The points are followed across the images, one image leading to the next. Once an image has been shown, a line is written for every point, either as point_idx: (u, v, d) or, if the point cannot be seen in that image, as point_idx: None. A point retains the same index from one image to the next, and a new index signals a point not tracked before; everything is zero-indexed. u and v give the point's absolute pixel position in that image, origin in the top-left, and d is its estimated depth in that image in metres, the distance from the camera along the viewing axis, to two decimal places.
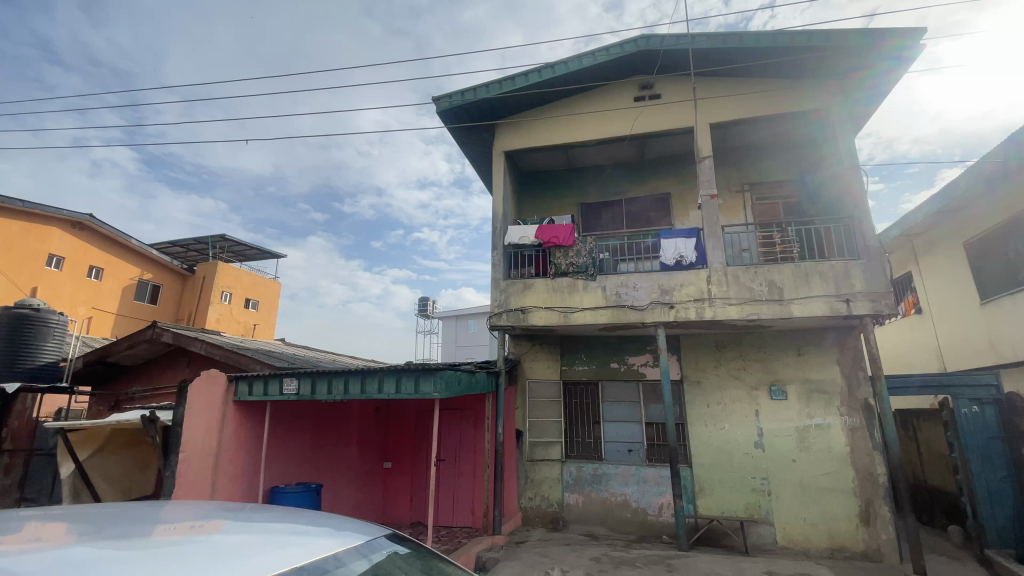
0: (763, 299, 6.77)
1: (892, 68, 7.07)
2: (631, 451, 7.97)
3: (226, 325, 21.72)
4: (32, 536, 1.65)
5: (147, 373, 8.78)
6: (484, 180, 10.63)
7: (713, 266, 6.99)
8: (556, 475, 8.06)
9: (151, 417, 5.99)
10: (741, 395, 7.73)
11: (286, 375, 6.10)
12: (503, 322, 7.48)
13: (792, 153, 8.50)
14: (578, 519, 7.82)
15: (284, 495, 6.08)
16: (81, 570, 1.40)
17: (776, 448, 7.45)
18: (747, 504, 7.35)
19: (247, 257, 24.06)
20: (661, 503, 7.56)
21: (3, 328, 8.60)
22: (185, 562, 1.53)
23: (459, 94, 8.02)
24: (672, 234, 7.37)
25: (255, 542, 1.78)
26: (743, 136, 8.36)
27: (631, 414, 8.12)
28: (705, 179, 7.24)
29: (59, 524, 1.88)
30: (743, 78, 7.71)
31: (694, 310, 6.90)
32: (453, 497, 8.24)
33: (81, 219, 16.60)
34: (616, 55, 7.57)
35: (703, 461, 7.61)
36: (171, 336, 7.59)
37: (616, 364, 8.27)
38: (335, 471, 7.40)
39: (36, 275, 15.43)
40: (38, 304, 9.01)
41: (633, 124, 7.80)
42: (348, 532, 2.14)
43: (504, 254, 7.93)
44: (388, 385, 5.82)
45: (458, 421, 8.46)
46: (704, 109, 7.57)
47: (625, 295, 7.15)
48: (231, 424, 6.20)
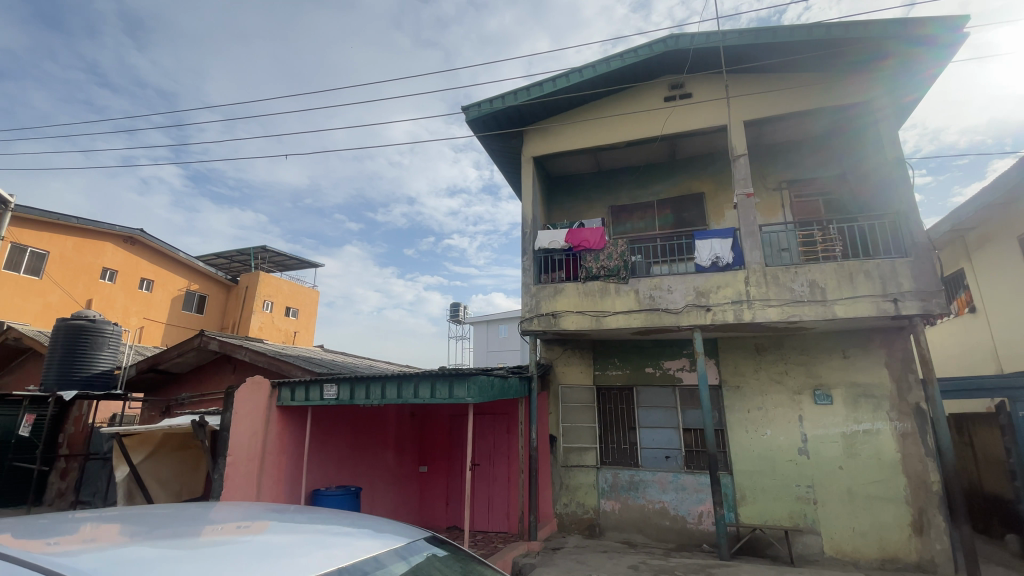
0: (804, 300, 6.54)
1: (923, 55, 6.82)
2: (668, 458, 7.80)
3: (268, 332, 22.49)
4: (89, 537, 1.75)
5: (194, 380, 9.18)
6: (514, 186, 10.69)
7: (750, 266, 6.79)
8: (591, 482, 7.97)
9: (200, 421, 6.26)
10: (783, 400, 7.47)
11: (325, 381, 6.25)
12: (534, 327, 7.47)
13: (831, 148, 8.20)
14: (614, 526, 7.70)
15: (324, 498, 6.23)
16: (134, 569, 1.47)
17: (822, 455, 7.15)
18: (791, 513, 7.08)
19: (286, 267, 24.86)
20: (701, 510, 7.37)
21: (63, 339, 9.12)
22: (228, 561, 1.57)
23: (488, 102, 8.10)
24: (708, 234, 7.21)
25: (297, 543, 1.83)
26: (777, 133, 8.13)
27: (667, 420, 7.97)
28: (741, 178, 7.08)
29: (113, 523, 1.98)
30: (777, 73, 7.50)
31: (732, 312, 6.72)
32: (489, 502, 8.25)
33: (132, 234, 17.55)
34: (644, 56, 7.50)
35: (744, 468, 7.38)
36: (217, 344, 7.90)
37: (651, 368, 8.14)
38: (372, 475, 7.53)
39: (91, 288, 16.37)
40: (93, 316, 9.54)
41: (663, 125, 7.69)
42: (387, 533, 2.17)
43: (534, 259, 7.92)
44: (423, 390, 5.90)
45: (492, 426, 8.48)
46: (737, 107, 7.40)
47: (659, 297, 7.03)
48: (275, 429, 6.40)
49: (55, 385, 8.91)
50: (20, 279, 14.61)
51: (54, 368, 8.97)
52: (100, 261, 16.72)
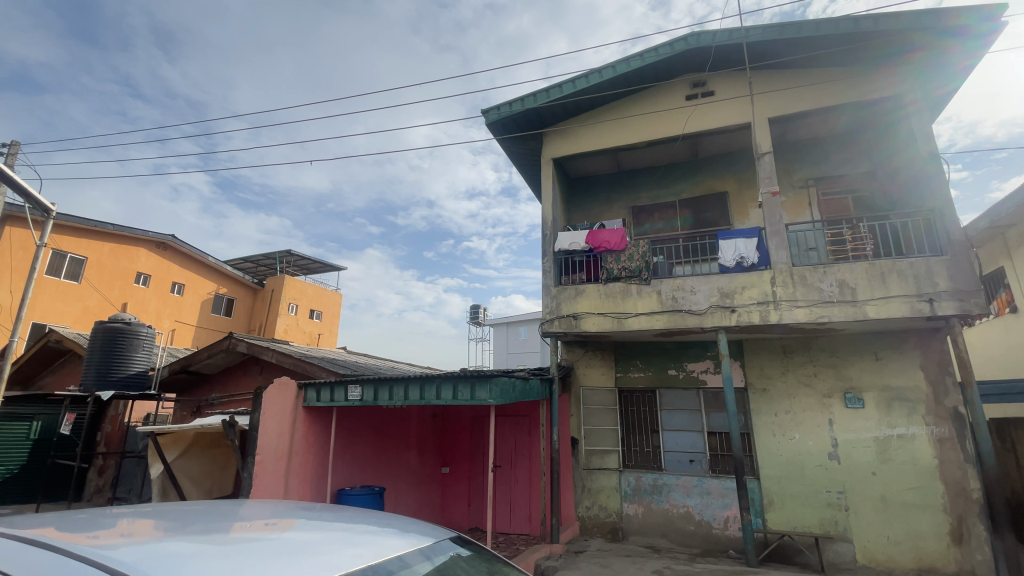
0: (833, 301, 6.37)
1: (954, 46, 6.64)
2: (693, 462, 7.69)
3: (294, 334, 22.94)
4: (125, 532, 1.81)
5: (223, 381, 9.41)
6: (533, 187, 10.69)
7: (777, 266, 6.65)
8: (613, 485, 7.90)
9: (231, 421, 6.44)
10: (812, 403, 7.28)
11: (349, 382, 6.34)
12: (555, 329, 7.44)
13: (860, 144, 7.98)
14: (638, 530, 7.61)
15: (349, 497, 6.31)
16: (167, 563, 1.51)
17: (854, 460, 6.95)
18: (821, 520, 6.89)
19: (311, 270, 25.33)
20: (727, 516, 7.23)
21: (101, 341, 9.46)
22: (258, 558, 1.60)
23: (507, 105, 8.14)
24: (732, 234, 7.09)
25: (324, 541, 1.85)
26: (805, 129, 7.94)
27: (691, 423, 7.85)
28: (766, 177, 6.95)
29: (148, 519, 2.04)
30: (804, 68, 7.33)
31: (758, 313, 6.58)
32: (510, 504, 8.25)
33: (165, 240, 18.15)
34: (665, 54, 7.43)
35: (772, 473, 7.21)
36: (245, 346, 8.09)
37: (674, 371, 8.02)
38: (396, 476, 7.61)
39: (126, 292, 16.97)
40: (129, 318, 9.89)
41: (686, 123, 7.59)
42: (413, 533, 2.19)
43: (554, 260, 7.91)
44: (446, 391, 5.92)
45: (514, 428, 8.48)
46: (762, 104, 7.25)
47: (682, 298, 6.93)
48: (302, 429, 6.51)
49: (93, 386, 9.24)
50: (61, 283, 15.25)
51: (92, 369, 9.32)
52: (135, 266, 17.34)
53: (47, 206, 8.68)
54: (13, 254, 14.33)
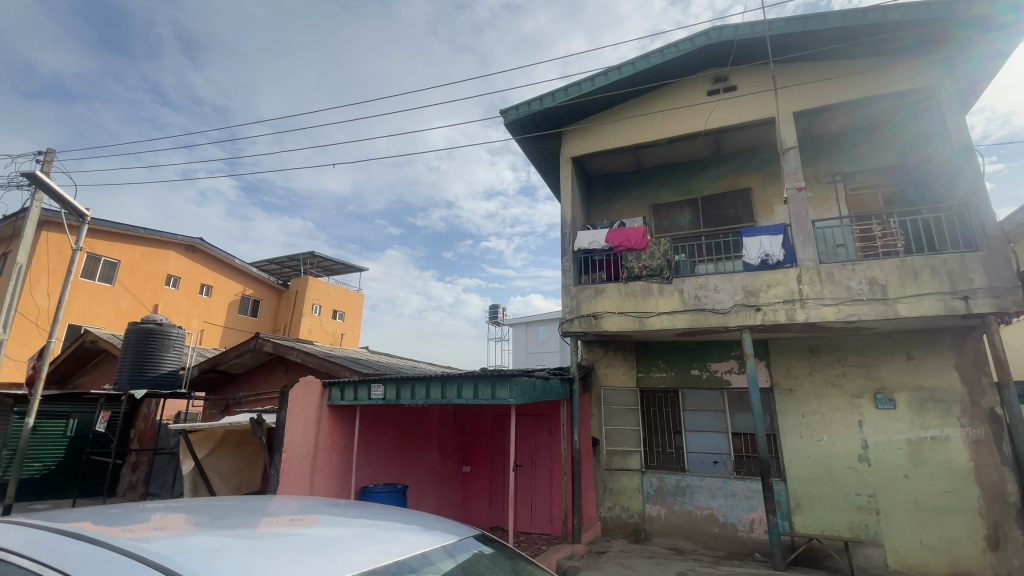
0: (863, 298, 6.19)
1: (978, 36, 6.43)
2: (717, 463, 7.57)
3: (317, 334, 23.34)
4: (158, 525, 1.86)
5: (250, 380, 9.63)
6: (552, 185, 10.66)
7: (803, 263, 6.50)
8: (635, 486, 7.83)
9: (258, 419, 6.59)
10: (841, 405, 7.09)
11: (372, 381, 6.41)
12: (575, 328, 7.41)
13: (888, 137, 7.75)
14: (660, 531, 7.53)
15: (373, 494, 6.38)
16: (199, 554, 1.55)
17: (885, 463, 6.75)
18: (851, 523, 6.71)
19: (333, 271, 25.74)
20: (752, 518, 7.10)
21: (134, 342, 9.77)
22: (284, 552, 1.63)
23: (526, 105, 8.14)
24: (756, 231, 6.95)
25: (349, 536, 1.87)
26: (830, 123, 7.74)
27: (715, 423, 7.73)
28: (791, 172, 6.80)
29: (180, 514, 2.10)
30: (829, 61, 7.15)
31: (784, 312, 6.44)
32: (532, 503, 8.25)
33: (193, 243, 18.68)
34: (686, 50, 7.33)
35: (799, 476, 7.05)
36: (272, 346, 8.27)
37: (697, 371, 7.90)
38: (418, 474, 7.68)
39: (157, 294, 17.50)
40: (161, 320, 10.20)
41: (707, 119, 7.48)
42: (437, 530, 2.20)
43: (574, 259, 7.87)
44: (467, 391, 5.95)
45: (534, 428, 8.49)
46: (785, 99, 7.09)
47: (704, 297, 6.83)
48: (327, 426, 6.63)
49: (127, 385, 9.54)
50: (96, 286, 15.81)
51: (126, 369, 9.62)
52: (165, 268, 17.89)
53: (82, 211, 9.00)
54: (51, 258, 14.93)
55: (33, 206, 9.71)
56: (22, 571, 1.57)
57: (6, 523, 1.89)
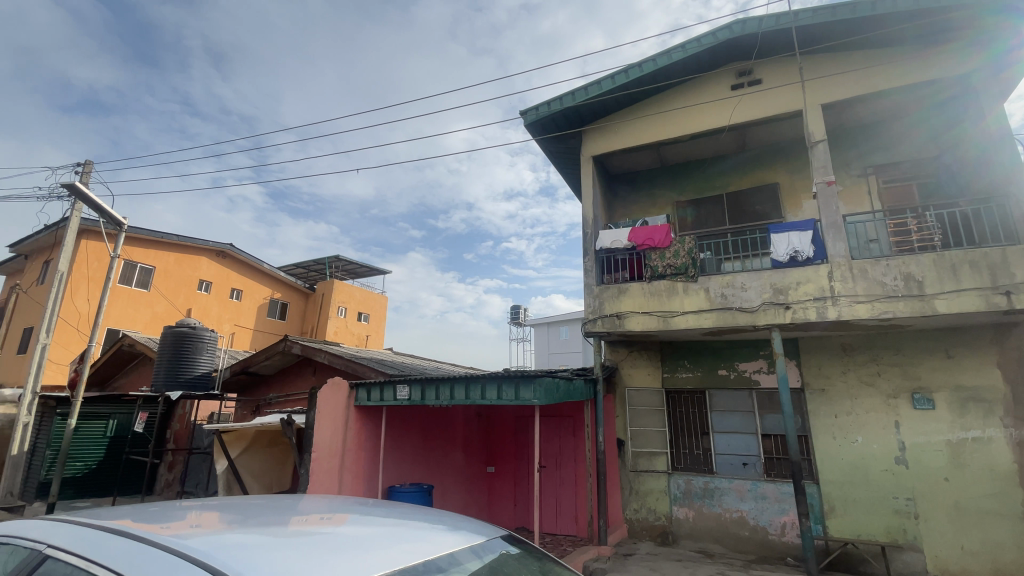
0: (898, 295, 5.98)
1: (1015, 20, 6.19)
2: (746, 465, 7.42)
3: (343, 337, 23.73)
4: (193, 523, 1.91)
5: (280, 382, 9.85)
6: (574, 185, 10.61)
7: (835, 259, 6.31)
8: (662, 488, 7.71)
9: (288, 419, 6.75)
10: (875, 405, 6.86)
11: (398, 382, 6.49)
12: (598, 329, 7.36)
13: (921, 128, 7.48)
14: (688, 535, 7.41)
15: (400, 494, 6.45)
16: (233, 551, 1.60)
17: (924, 465, 6.50)
18: (888, 528, 6.49)
19: (358, 274, 26.15)
20: (784, 522, 6.92)
21: (169, 345, 10.11)
22: (314, 550, 1.66)
23: (546, 105, 8.13)
24: (785, 227, 6.80)
25: (377, 536, 1.89)
26: (859, 115, 7.49)
27: (744, 424, 7.57)
28: (820, 166, 6.63)
29: (214, 512, 2.16)
30: (858, 50, 6.94)
31: (815, 310, 6.26)
32: (557, 504, 8.22)
33: (223, 249, 19.23)
34: (709, 44, 7.21)
35: (833, 478, 6.85)
36: (300, 348, 8.46)
37: (725, 371, 7.75)
38: (443, 474, 7.73)
39: (190, 298, 18.05)
40: (194, 323, 10.52)
41: (732, 114, 7.33)
42: (464, 530, 2.21)
43: (596, 259, 7.82)
44: (490, 391, 5.97)
45: (558, 429, 8.45)
46: (814, 90, 6.90)
47: (731, 295, 6.70)
48: (354, 426, 6.74)
49: (163, 386, 9.90)
50: (132, 291, 16.41)
51: (162, 371, 9.98)
52: (197, 274, 18.47)
53: (119, 219, 9.33)
54: (90, 265, 15.56)
55: (73, 216, 10.12)
56: (69, 567, 1.64)
57: (55, 519, 1.98)
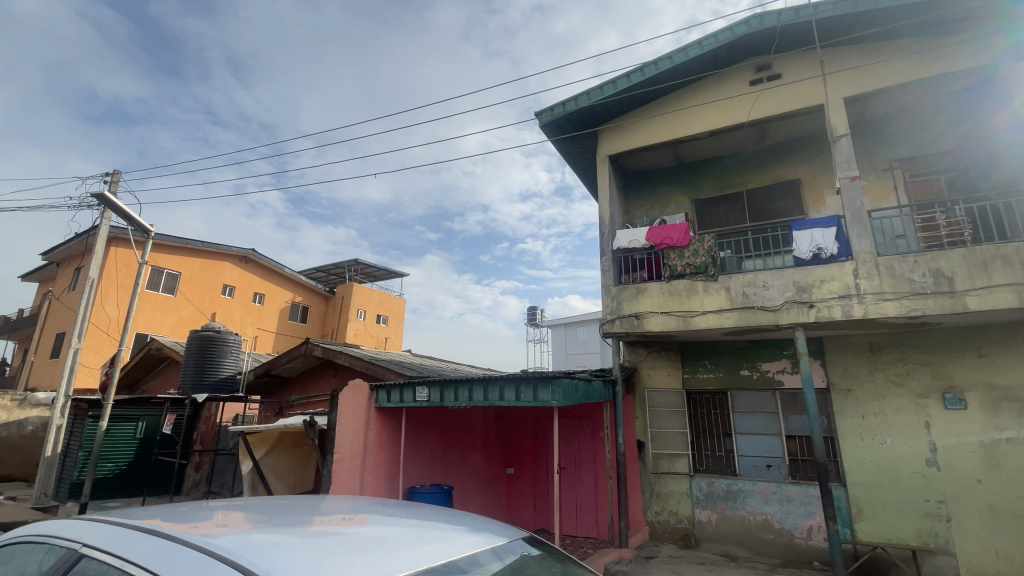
0: (927, 292, 5.80)
1: None
2: (771, 467, 7.28)
3: (363, 339, 23.99)
4: (219, 522, 1.95)
5: (302, 384, 10.00)
6: (590, 185, 10.57)
7: (860, 256, 6.16)
8: (684, 490, 7.62)
9: (310, 421, 6.85)
10: (904, 405, 6.67)
11: (417, 384, 6.54)
12: (616, 329, 7.31)
13: (948, 119, 7.26)
14: (711, 537, 7.30)
15: (420, 495, 6.49)
16: (259, 550, 1.63)
17: (956, 467, 6.30)
18: (919, 531, 6.31)
19: (376, 277, 26.42)
20: (810, 525, 6.77)
21: (195, 348, 10.35)
22: (337, 550, 1.69)
23: (561, 105, 8.12)
24: (807, 224, 6.68)
25: (397, 537, 1.90)
26: (884, 107, 7.29)
27: (768, 426, 7.43)
28: (843, 161, 6.48)
29: (240, 512, 2.20)
30: (880, 42, 6.77)
31: (840, 308, 6.11)
32: (576, 506, 8.18)
33: (246, 254, 19.63)
34: (726, 40, 7.12)
35: (860, 480, 6.68)
36: (321, 350, 8.60)
37: (747, 371, 7.62)
38: (462, 476, 7.75)
39: (214, 302, 18.48)
40: (218, 327, 10.77)
41: (751, 110, 7.22)
42: (485, 531, 2.22)
43: (613, 259, 7.76)
44: (509, 393, 5.97)
45: (577, 430, 8.41)
46: (836, 84, 6.75)
47: (753, 294, 6.59)
48: (375, 427, 6.81)
49: (189, 389, 10.14)
50: (159, 296, 16.86)
51: (188, 374, 10.22)
52: (221, 279, 18.89)
53: (146, 227, 9.59)
54: (119, 271, 16.06)
55: (102, 224, 10.45)
56: (104, 565, 1.69)
57: (89, 519, 2.04)
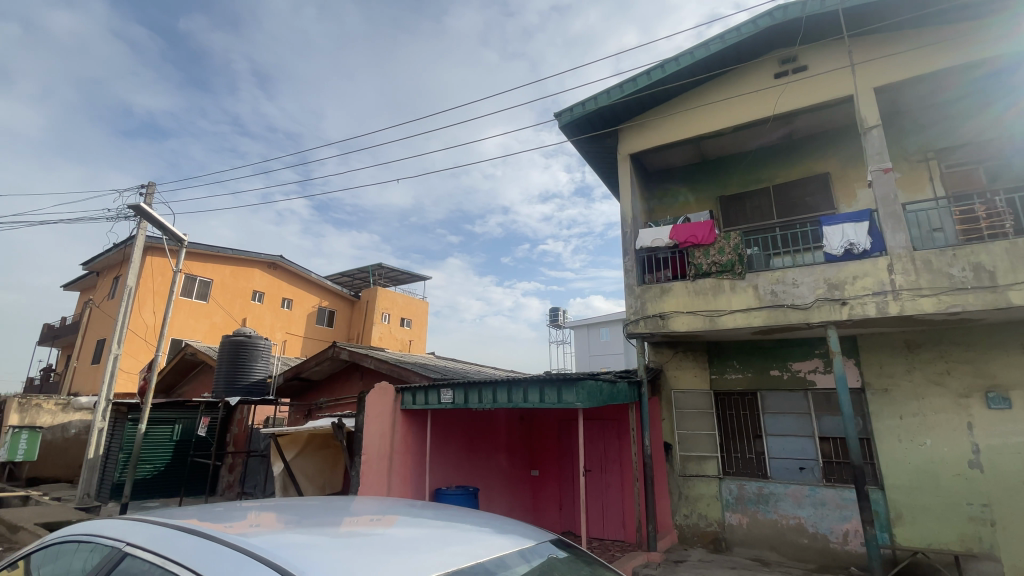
0: (967, 287, 5.57)
1: None
2: (803, 470, 7.09)
3: (388, 342, 24.31)
4: (252, 522, 2.00)
5: (330, 387, 10.18)
6: (611, 184, 10.49)
7: (894, 251, 5.96)
8: (713, 493, 7.47)
9: (338, 423, 6.97)
10: (944, 405, 6.41)
11: (441, 386, 6.59)
12: (641, 330, 7.22)
13: (985, 106, 6.96)
14: (743, 541, 7.15)
15: (446, 497, 6.53)
16: (292, 549, 1.67)
17: (1001, 469, 6.01)
18: (961, 536, 6.06)
19: (400, 281, 26.76)
20: (846, 529, 6.57)
21: (228, 353, 10.67)
22: (366, 551, 1.71)
23: (580, 105, 8.09)
24: (837, 219, 6.46)
25: (424, 538, 1.91)
26: (917, 96, 7.03)
27: (800, 427, 7.23)
28: (875, 153, 6.28)
29: (272, 512, 2.25)
30: (911, 29, 6.54)
31: (875, 305, 5.91)
32: (603, 509, 8.11)
33: (274, 260, 20.14)
34: (749, 33, 6.98)
35: (899, 483, 6.44)
36: (347, 354, 8.76)
37: (777, 371, 7.43)
38: (488, 478, 7.77)
39: (245, 308, 19.00)
40: (249, 332, 11.07)
41: (776, 104, 7.05)
42: (512, 533, 2.21)
43: (636, 258, 7.67)
44: (532, 395, 5.96)
45: (603, 432, 8.34)
46: (866, 74, 6.54)
47: (782, 292, 6.44)
48: (401, 429, 6.90)
49: (223, 392, 10.43)
50: (193, 303, 17.43)
51: (221, 378, 10.52)
52: (250, 285, 19.40)
53: (180, 236, 9.91)
54: (155, 279, 16.68)
55: (138, 234, 10.83)
56: (146, 564, 1.76)
57: (131, 518, 2.12)
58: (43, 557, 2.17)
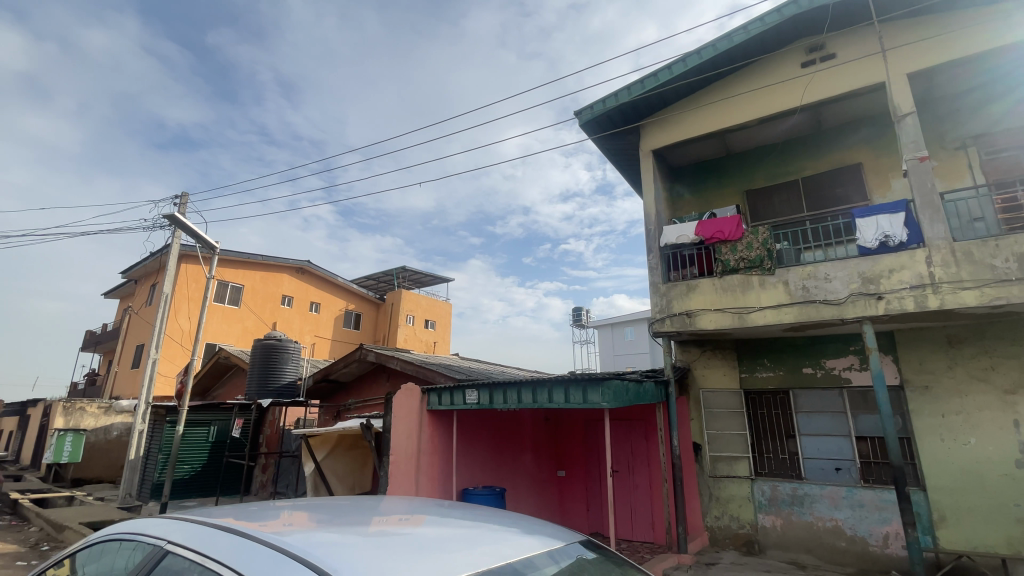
0: (1011, 279, 5.29)
1: None
2: (840, 470, 6.87)
3: (413, 344, 24.57)
4: (285, 521, 2.05)
5: (358, 388, 10.35)
6: (633, 181, 10.39)
7: (933, 243, 5.73)
8: (746, 494, 7.30)
9: (366, 424, 7.07)
10: (989, 403, 6.13)
11: (467, 386, 6.63)
12: (667, 328, 7.11)
13: None
14: (777, 544, 6.97)
15: (473, 497, 6.55)
16: (323, 547, 1.69)
17: None
18: (1009, 538, 5.77)
19: (424, 284, 27.04)
20: (886, 532, 6.34)
21: (259, 356, 10.97)
22: (395, 550, 1.72)
23: (600, 103, 8.04)
24: (872, 211, 6.27)
25: (453, 537, 1.92)
26: (953, 80, 6.75)
27: (835, 426, 7.02)
28: (909, 141, 6.05)
29: (304, 512, 2.29)
30: (946, 10, 6.27)
31: (912, 299, 5.68)
32: (631, 510, 8.02)
33: (302, 265, 20.60)
34: (773, 22, 6.83)
35: (941, 483, 6.18)
36: (374, 355, 8.90)
37: (811, 369, 7.22)
38: (514, 479, 7.77)
39: (274, 312, 19.49)
40: (280, 336, 11.33)
41: (803, 94, 6.87)
42: (541, 534, 2.21)
43: (660, 256, 7.57)
44: (557, 395, 5.94)
45: (629, 432, 8.25)
46: (898, 60, 6.31)
47: (814, 288, 6.26)
48: (428, 430, 6.96)
49: (256, 395, 10.74)
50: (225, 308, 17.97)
51: (254, 381, 10.81)
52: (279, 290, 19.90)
53: (212, 244, 10.22)
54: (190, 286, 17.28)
55: (173, 242, 11.22)
56: (186, 562, 1.81)
57: (170, 518, 2.19)
58: (88, 556, 2.26)
